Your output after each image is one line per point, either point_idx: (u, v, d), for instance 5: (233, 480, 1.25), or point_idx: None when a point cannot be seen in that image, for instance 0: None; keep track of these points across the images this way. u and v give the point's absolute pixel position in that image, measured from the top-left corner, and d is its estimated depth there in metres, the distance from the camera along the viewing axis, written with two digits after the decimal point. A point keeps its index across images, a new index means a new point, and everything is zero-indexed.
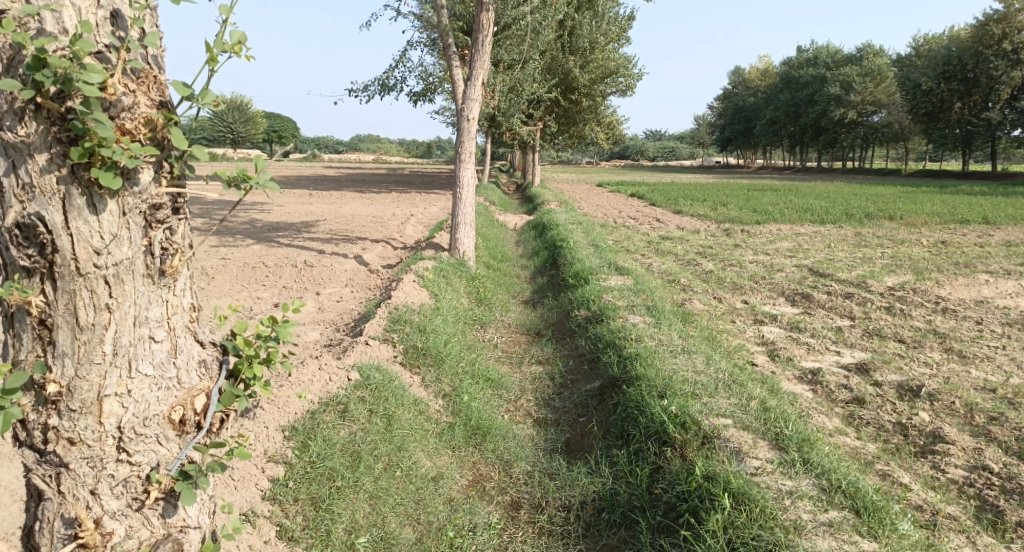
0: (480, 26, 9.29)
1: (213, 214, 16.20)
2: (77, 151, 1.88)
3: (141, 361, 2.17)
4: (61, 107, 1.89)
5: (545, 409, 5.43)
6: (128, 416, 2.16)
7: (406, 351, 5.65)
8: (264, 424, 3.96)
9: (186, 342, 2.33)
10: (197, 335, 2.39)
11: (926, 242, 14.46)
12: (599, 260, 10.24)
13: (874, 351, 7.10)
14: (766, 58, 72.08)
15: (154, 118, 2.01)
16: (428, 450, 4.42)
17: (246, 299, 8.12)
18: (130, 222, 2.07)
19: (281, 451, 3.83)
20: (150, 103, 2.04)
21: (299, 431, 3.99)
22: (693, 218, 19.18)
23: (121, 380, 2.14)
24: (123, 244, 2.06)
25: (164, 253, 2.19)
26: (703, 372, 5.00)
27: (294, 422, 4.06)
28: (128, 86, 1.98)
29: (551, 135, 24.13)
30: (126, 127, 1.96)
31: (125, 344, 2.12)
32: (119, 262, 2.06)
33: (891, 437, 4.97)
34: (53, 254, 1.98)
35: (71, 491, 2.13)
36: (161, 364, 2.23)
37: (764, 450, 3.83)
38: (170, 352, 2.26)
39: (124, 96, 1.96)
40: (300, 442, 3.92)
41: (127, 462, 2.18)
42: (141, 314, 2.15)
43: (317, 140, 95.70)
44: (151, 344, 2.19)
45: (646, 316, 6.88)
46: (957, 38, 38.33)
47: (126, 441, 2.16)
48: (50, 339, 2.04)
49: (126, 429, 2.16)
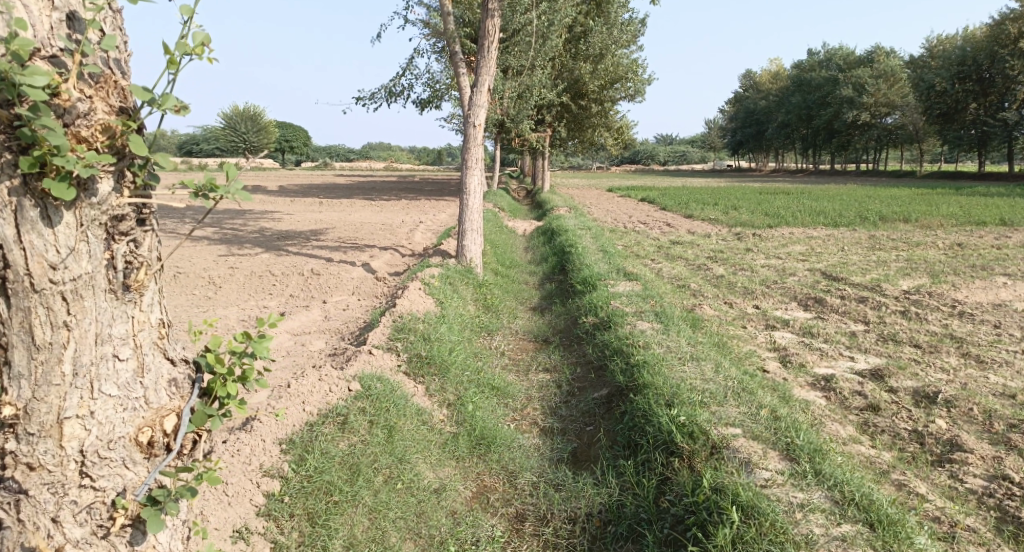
0: (485, 32, 9.21)
1: (224, 223, 16.28)
2: (27, 160, 1.84)
3: (104, 382, 2.16)
4: (8, 114, 1.85)
5: (551, 418, 5.35)
6: (91, 439, 2.13)
7: (410, 361, 5.58)
8: (261, 437, 3.88)
9: (154, 360, 2.32)
10: (166, 352, 2.38)
11: (942, 244, 14.25)
12: (608, 266, 10.14)
13: (889, 357, 6.95)
14: (777, 61, 71.68)
15: (111, 125, 1.99)
16: (430, 461, 4.34)
17: (253, 308, 8.11)
18: (89, 234, 2.05)
19: (277, 464, 3.75)
20: (108, 110, 2.01)
21: (297, 445, 3.92)
22: (704, 222, 19.03)
23: (82, 402, 2.11)
24: (81, 259, 2.03)
25: (128, 266, 2.20)
26: (711, 379, 4.89)
27: (292, 435, 4.00)
28: (84, 91, 1.96)
29: (561, 140, 24.06)
30: (82, 134, 1.94)
31: (85, 364, 2.10)
32: (76, 276, 2.03)
33: (907, 445, 4.84)
34: (5, 269, 1.93)
35: (31, 519, 2.06)
36: (127, 384, 2.22)
37: (774, 460, 3.71)
38: (136, 370, 2.25)
39: (79, 103, 1.94)
40: (297, 455, 3.84)
41: (91, 487, 2.14)
42: (104, 332, 2.14)
43: (329, 147, 96.34)
44: (115, 363, 2.18)
45: (654, 323, 6.78)
46: (971, 39, 37.92)
47: (89, 466, 2.13)
48: (6, 360, 1.99)
49: (89, 451, 2.13)
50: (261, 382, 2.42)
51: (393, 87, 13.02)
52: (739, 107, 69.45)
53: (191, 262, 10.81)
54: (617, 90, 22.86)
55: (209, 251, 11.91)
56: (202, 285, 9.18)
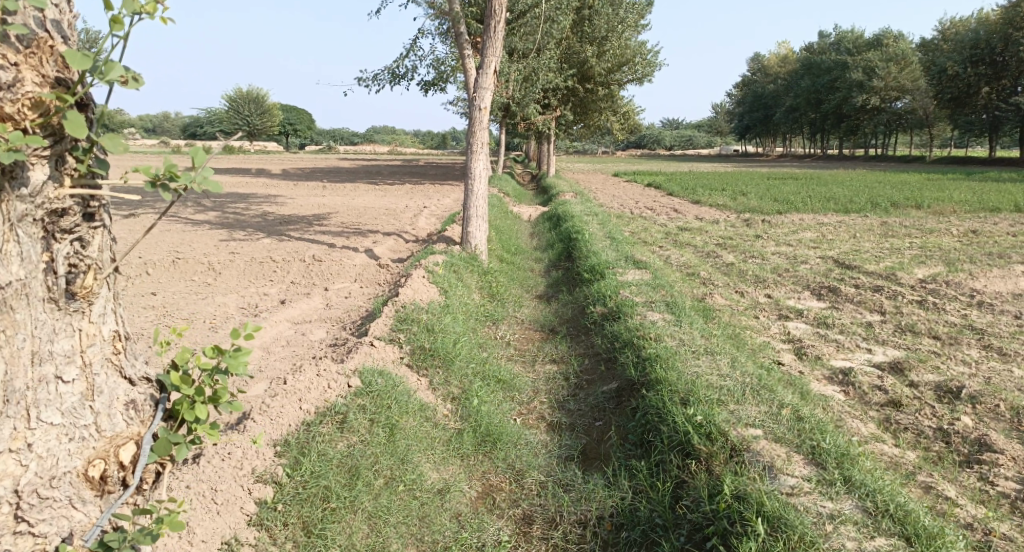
0: (492, 12, 8.90)
1: (226, 206, 16.08)
2: None
3: (43, 407, 2.02)
4: None
5: (559, 412, 5.15)
6: (28, 476, 1.97)
7: (413, 352, 5.38)
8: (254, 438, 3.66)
9: (106, 380, 2.22)
10: (120, 370, 2.29)
11: (956, 231, 13.93)
12: (616, 253, 9.89)
13: (908, 349, 6.71)
14: (786, 44, 70.70)
15: (42, 100, 1.87)
16: (434, 460, 4.16)
17: (253, 296, 7.93)
18: (20, 232, 1.93)
19: (271, 469, 3.53)
20: (39, 81, 1.90)
21: (292, 446, 3.72)
22: (712, 208, 18.73)
23: (16, 433, 1.95)
24: (13, 263, 1.92)
25: (73, 270, 2.11)
26: (727, 375, 4.67)
27: (287, 435, 3.79)
28: (7, 58, 1.84)
29: (566, 124, 23.73)
30: (7, 110, 1.83)
31: (21, 388, 1.96)
32: (7, 285, 1.90)
33: (931, 444, 4.62)
34: None
35: None
36: (72, 410, 2.09)
37: (799, 464, 3.50)
38: (84, 394, 2.13)
39: (3, 72, 1.83)
40: (293, 459, 3.64)
41: (29, 533, 1.96)
42: (45, 348, 2.02)
43: (334, 131, 96.18)
44: (57, 386, 2.06)
45: (666, 313, 6.54)
46: (985, 21, 37.12)
47: (26, 510, 1.95)
48: None
49: (27, 491, 1.96)
50: (234, 404, 2.30)
51: (397, 69, 12.69)
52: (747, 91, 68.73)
53: (190, 247, 10.61)
54: (625, 72, 22.43)
55: (210, 236, 11.73)
56: (201, 271, 9.00)
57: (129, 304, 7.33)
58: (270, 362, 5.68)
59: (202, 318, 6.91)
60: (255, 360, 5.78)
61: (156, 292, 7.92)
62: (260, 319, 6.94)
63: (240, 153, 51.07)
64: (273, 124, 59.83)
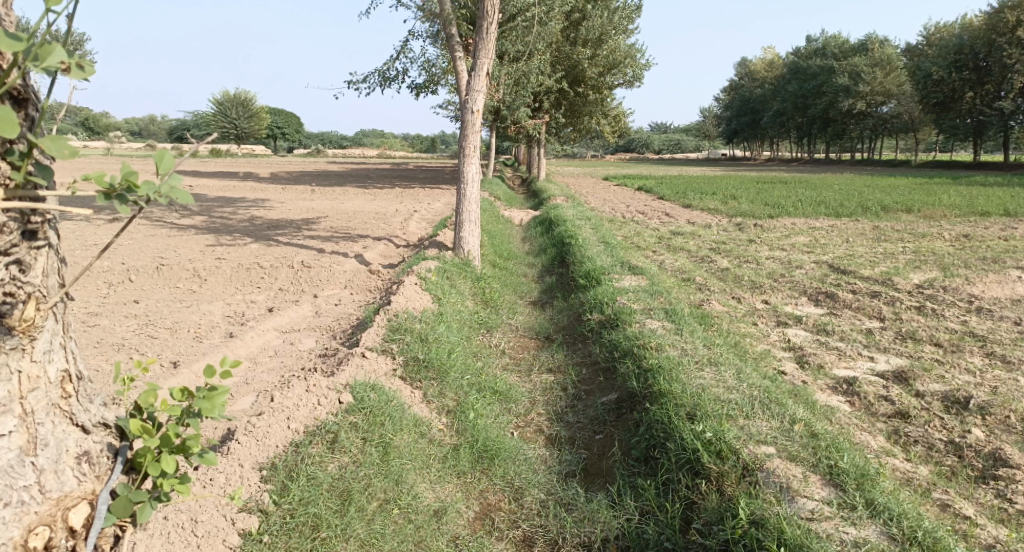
0: (484, 14, 8.71)
1: (212, 211, 15.76)
2: None
3: None
4: None
5: (558, 425, 4.95)
6: None
7: (406, 364, 5.19)
8: (238, 462, 3.46)
9: (54, 430, 2.10)
10: (70, 416, 2.17)
11: (948, 236, 13.88)
12: (611, 259, 9.70)
13: (910, 357, 6.57)
14: (771, 50, 71.12)
15: None
16: (430, 479, 3.97)
17: (239, 303, 7.69)
18: None
19: (256, 496, 3.33)
20: None
21: (279, 469, 3.51)
22: (703, 212, 18.64)
23: None
24: None
25: (13, 299, 1.98)
26: (733, 387, 4.49)
27: (274, 458, 3.58)
28: None
29: (557, 128, 23.59)
30: None
31: None
32: None
33: (944, 458, 4.48)
34: None
35: None
36: (13, 467, 1.98)
37: (817, 486, 3.37)
38: (23, 449, 2.01)
39: None
40: (280, 484, 3.43)
41: None
42: None
43: (322, 134, 95.97)
44: None
45: (665, 321, 6.35)
46: (968, 27, 37.49)
47: None
48: None
49: None
50: (204, 455, 2.22)
51: (387, 72, 12.45)
52: (735, 95, 68.92)
53: (175, 252, 10.34)
54: (615, 76, 22.30)
55: (195, 241, 11.48)
56: (186, 278, 8.76)
57: (110, 312, 7.10)
58: (257, 374, 5.49)
59: (186, 327, 6.69)
60: (242, 372, 5.58)
61: (138, 300, 7.67)
62: (247, 328, 6.72)
63: (227, 156, 50.70)
64: (261, 128, 59.44)
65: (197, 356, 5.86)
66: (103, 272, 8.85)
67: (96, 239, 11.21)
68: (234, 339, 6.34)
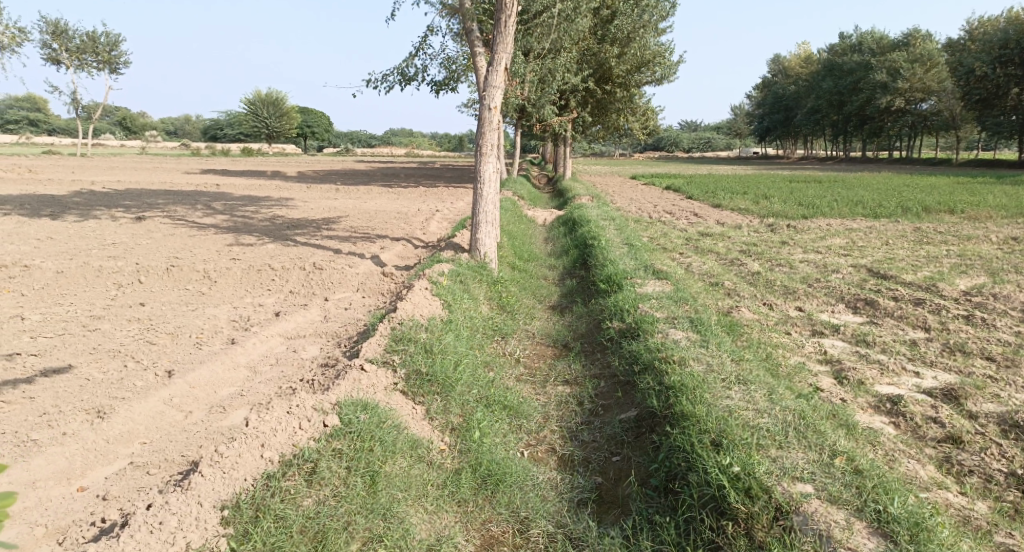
0: (503, 5, 8.26)
1: (236, 210, 15.62)
2: None
3: None
4: None
5: (571, 444, 4.54)
6: None
7: (408, 378, 4.83)
8: (197, 501, 3.20)
9: None
10: None
11: (996, 238, 13.06)
12: (634, 261, 9.24)
13: (959, 373, 5.99)
14: (805, 45, 69.36)
15: None
16: (427, 509, 3.62)
17: (246, 307, 7.43)
18: None
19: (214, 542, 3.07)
20: None
21: (243, 510, 3.24)
22: (734, 212, 18.01)
23: None
24: None
25: None
26: (765, 410, 4.02)
27: (238, 496, 3.31)
28: None
29: (584, 126, 23.09)
30: None
31: None
32: None
33: (1004, 493, 4.00)
34: None
35: None
36: None
37: (861, 535, 3.05)
38: None
39: None
40: (244, 528, 3.17)
41: None
42: None
43: (353, 133, 96.84)
44: None
45: (690, 332, 5.87)
46: (1015, 22, 35.87)
47: None
48: None
49: None
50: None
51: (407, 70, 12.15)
52: (769, 92, 67.40)
53: (191, 252, 10.16)
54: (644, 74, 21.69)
55: (213, 241, 11.30)
56: (196, 280, 8.52)
57: (112, 316, 6.88)
58: (253, 385, 5.19)
59: (189, 332, 6.43)
60: (238, 383, 5.28)
61: (145, 302, 7.46)
62: (250, 334, 6.43)
63: (257, 156, 51.06)
64: (290, 127, 59.85)
65: (193, 363, 5.57)
66: (113, 273, 8.66)
67: (115, 239, 11.09)
68: (235, 346, 6.04)
